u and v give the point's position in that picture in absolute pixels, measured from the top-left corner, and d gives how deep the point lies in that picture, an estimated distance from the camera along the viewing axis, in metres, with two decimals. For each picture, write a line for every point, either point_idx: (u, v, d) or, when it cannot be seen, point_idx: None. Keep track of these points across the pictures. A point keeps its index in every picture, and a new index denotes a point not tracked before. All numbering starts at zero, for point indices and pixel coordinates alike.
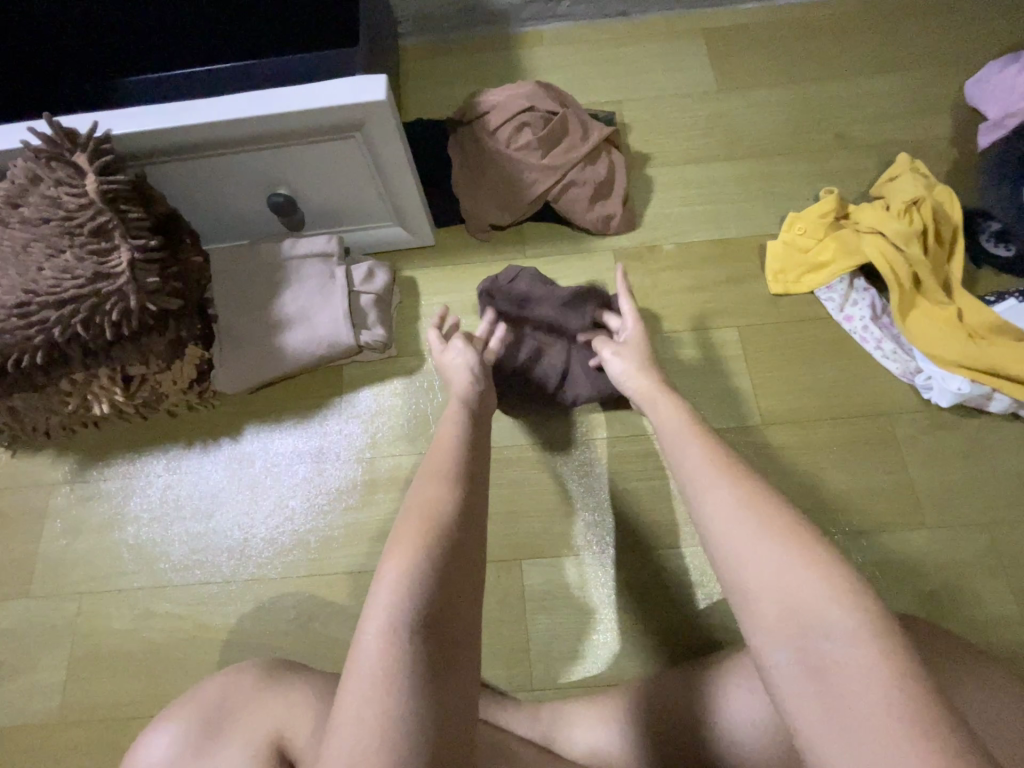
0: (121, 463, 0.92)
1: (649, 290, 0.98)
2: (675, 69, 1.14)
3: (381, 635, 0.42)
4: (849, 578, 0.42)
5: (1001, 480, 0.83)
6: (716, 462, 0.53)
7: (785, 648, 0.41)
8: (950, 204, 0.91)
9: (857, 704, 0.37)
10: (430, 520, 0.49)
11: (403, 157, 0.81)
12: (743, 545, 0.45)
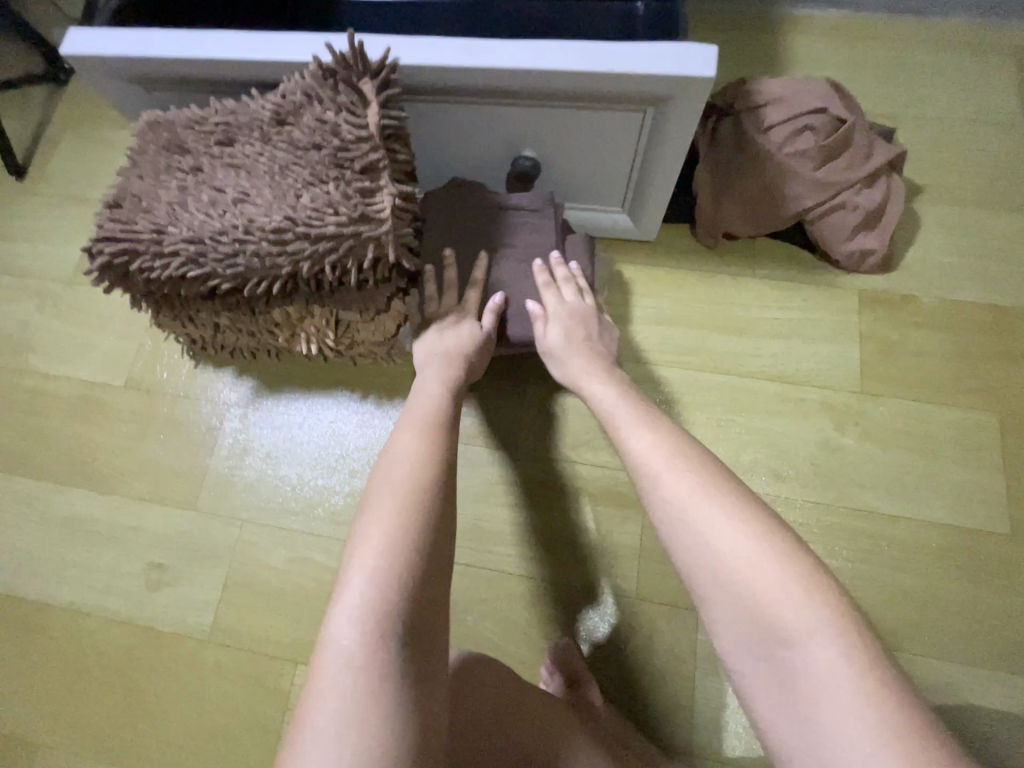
0: (294, 398, 0.91)
1: (896, 346, 0.84)
2: (971, 90, 0.97)
3: (360, 636, 0.43)
4: (801, 570, 0.43)
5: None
6: (670, 448, 0.54)
7: (751, 652, 0.43)
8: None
9: (824, 715, 0.38)
10: (405, 501, 0.50)
11: (683, 144, 0.71)
12: (705, 539, 0.47)
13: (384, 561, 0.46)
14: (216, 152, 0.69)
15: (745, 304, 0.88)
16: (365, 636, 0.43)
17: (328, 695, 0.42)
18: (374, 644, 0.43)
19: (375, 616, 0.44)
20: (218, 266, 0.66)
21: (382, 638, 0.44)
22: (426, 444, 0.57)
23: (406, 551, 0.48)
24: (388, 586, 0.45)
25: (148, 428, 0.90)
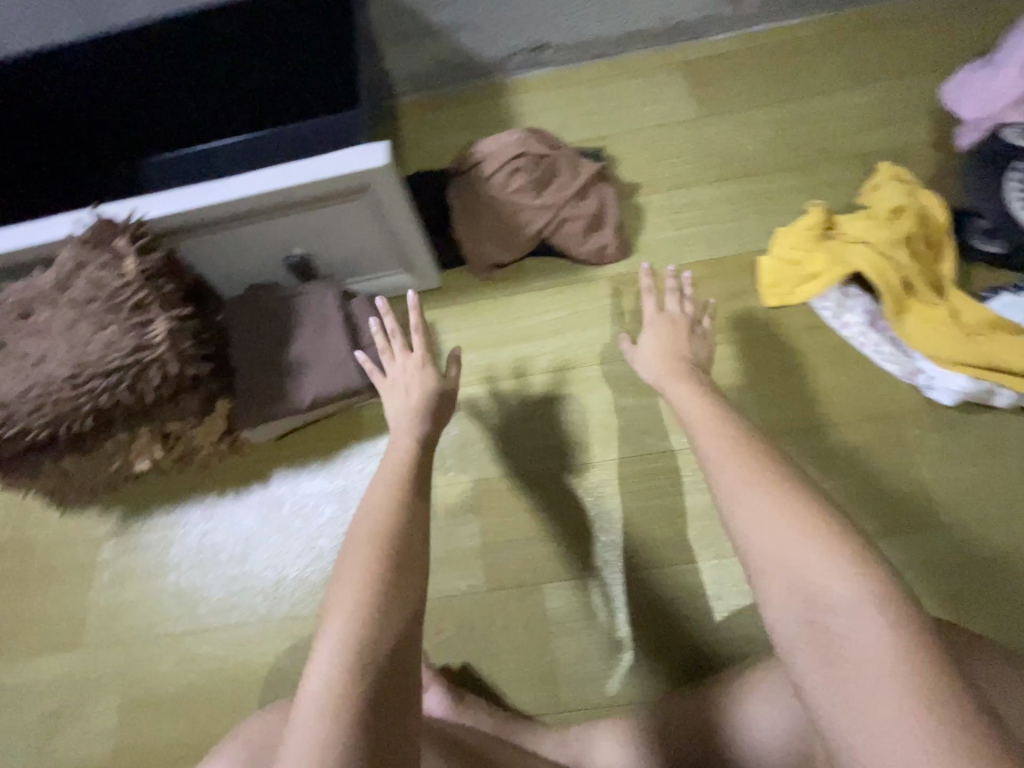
0: (161, 514, 0.98)
1: (647, 313, 1.02)
2: (657, 102, 1.21)
3: (342, 662, 0.42)
4: (863, 553, 0.43)
5: (1008, 481, 0.85)
6: (725, 442, 0.55)
7: (792, 625, 0.43)
8: (929, 205, 0.94)
9: (857, 680, 0.39)
10: (384, 539, 0.50)
11: (406, 210, 0.88)
12: (755, 522, 0.47)
13: (359, 594, 0.46)
14: (11, 327, 0.79)
15: (523, 315, 1.04)
16: (351, 664, 0.42)
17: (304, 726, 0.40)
18: (351, 674, 0.42)
19: (353, 645, 0.43)
20: (31, 419, 0.77)
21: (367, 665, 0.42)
22: (397, 489, 0.57)
23: (388, 579, 0.48)
24: (364, 615, 0.45)
25: (25, 584, 0.95)
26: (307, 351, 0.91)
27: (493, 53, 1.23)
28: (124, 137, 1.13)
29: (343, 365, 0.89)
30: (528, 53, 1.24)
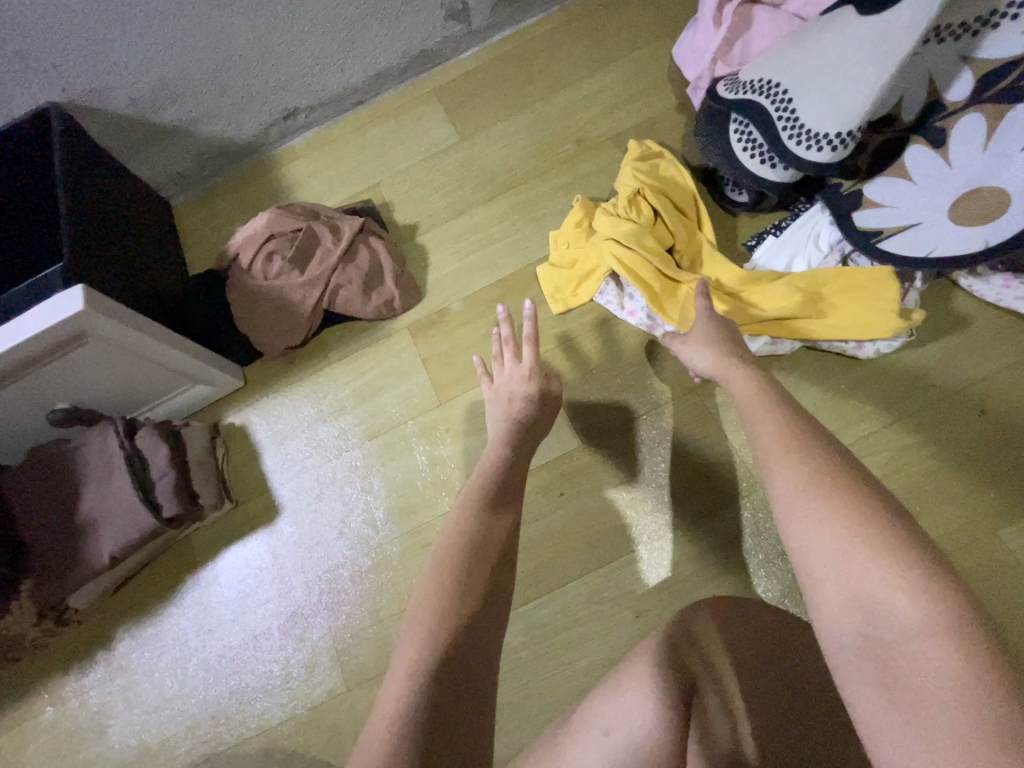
0: (4, 718, 0.90)
1: (449, 352, 1.00)
2: (419, 136, 1.20)
3: (421, 657, 0.47)
4: (927, 574, 0.40)
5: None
6: (782, 443, 0.52)
7: (845, 632, 0.42)
8: (669, 176, 0.98)
9: (925, 705, 0.37)
10: (457, 556, 0.56)
11: (146, 335, 0.84)
12: (813, 540, 0.44)
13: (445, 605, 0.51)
14: None
15: (332, 392, 1.02)
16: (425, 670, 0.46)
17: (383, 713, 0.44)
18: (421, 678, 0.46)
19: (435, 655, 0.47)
20: None
21: (432, 672, 0.46)
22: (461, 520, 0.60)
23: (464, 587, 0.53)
24: (441, 625, 0.50)
25: None
26: (97, 507, 0.86)
27: (246, 132, 1.21)
28: None
29: (133, 511, 0.84)
30: (283, 121, 1.22)
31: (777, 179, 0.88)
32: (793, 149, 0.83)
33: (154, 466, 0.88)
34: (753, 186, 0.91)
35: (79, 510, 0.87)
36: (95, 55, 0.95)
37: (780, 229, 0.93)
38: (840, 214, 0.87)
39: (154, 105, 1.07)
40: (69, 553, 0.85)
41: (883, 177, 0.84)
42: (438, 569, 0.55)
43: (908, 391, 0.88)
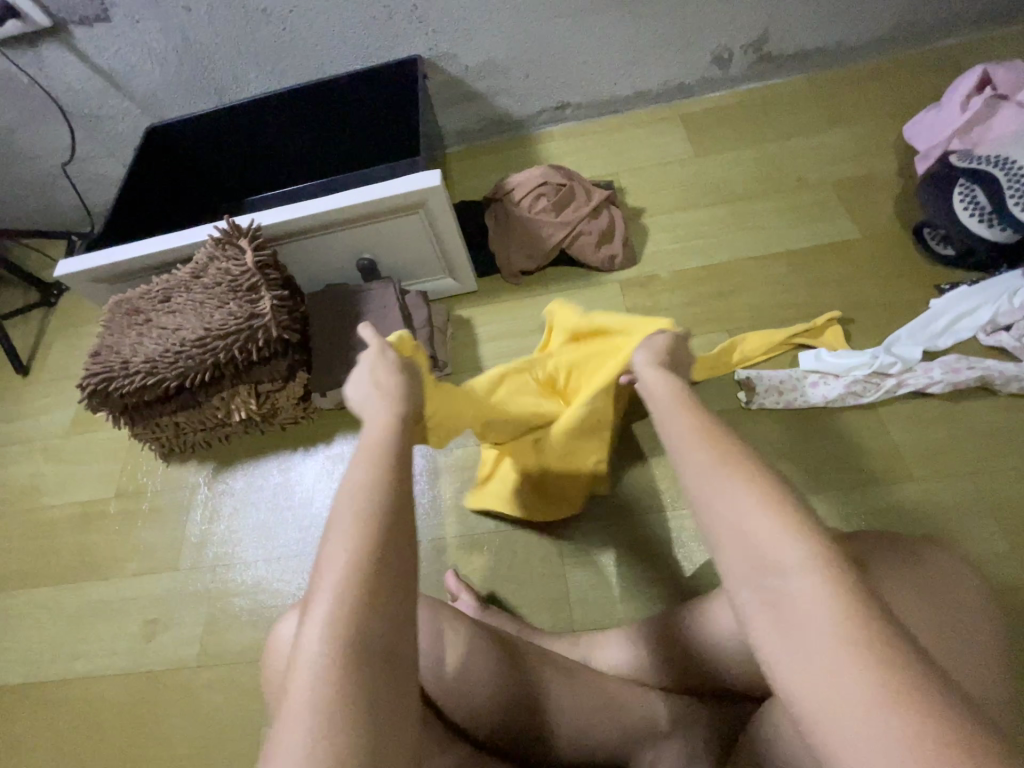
0: (245, 467, 1.18)
1: (650, 309, 1.21)
2: (660, 146, 1.46)
3: (327, 650, 0.41)
4: (808, 526, 0.42)
5: (969, 443, 0.94)
6: (688, 420, 0.53)
7: (747, 588, 0.42)
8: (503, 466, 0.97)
9: (818, 648, 0.38)
10: (357, 538, 0.46)
11: (451, 222, 1.13)
12: (713, 499, 0.46)
13: (347, 577, 0.44)
14: (159, 307, 1.06)
15: (545, 312, 1.25)
16: (335, 644, 0.41)
17: (296, 718, 0.39)
18: (340, 652, 0.41)
19: (342, 630, 0.41)
20: (166, 372, 1.02)
21: (352, 653, 0.41)
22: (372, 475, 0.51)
23: (367, 570, 0.44)
24: (352, 604, 0.43)
25: (135, 520, 1.16)
26: (371, 338, 1.14)
27: (524, 111, 1.53)
28: (237, 179, 1.44)
29: (401, 346, 1.12)
30: (553, 110, 1.53)
31: (992, 238, 1.02)
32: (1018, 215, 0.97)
33: (418, 323, 1.16)
34: (964, 241, 1.06)
35: (357, 337, 1.14)
36: (458, 28, 1.31)
37: (974, 283, 1.06)
38: None
39: (474, 74, 1.42)
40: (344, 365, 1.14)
41: None
42: (343, 558, 0.45)
43: None
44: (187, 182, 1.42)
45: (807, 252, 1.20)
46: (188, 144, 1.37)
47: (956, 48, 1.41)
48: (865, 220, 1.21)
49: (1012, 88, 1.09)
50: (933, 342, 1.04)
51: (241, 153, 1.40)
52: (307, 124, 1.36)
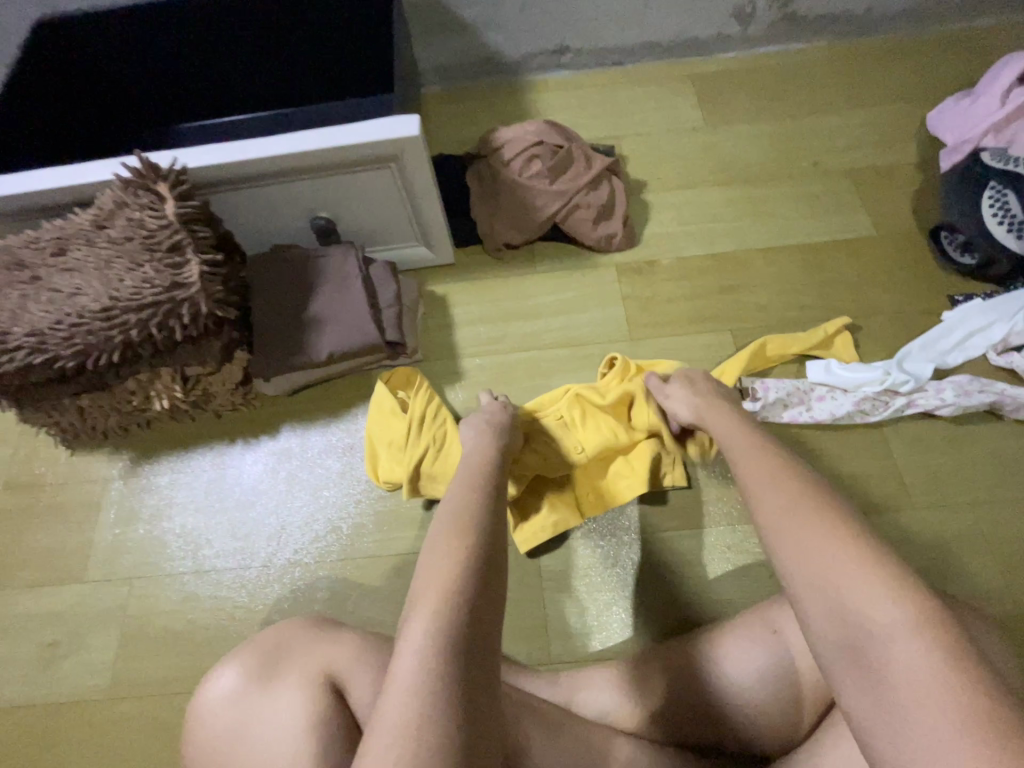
0: (171, 460, 1.00)
1: (648, 300, 1.08)
2: (666, 110, 1.29)
3: (430, 643, 0.47)
4: (895, 575, 0.43)
5: (972, 470, 0.90)
6: (767, 475, 0.55)
7: (828, 639, 0.44)
8: (538, 519, 0.88)
9: (914, 702, 0.39)
10: (458, 551, 0.55)
11: (429, 182, 0.94)
12: (800, 550, 0.47)
13: (449, 581, 0.52)
14: (49, 263, 0.83)
15: (531, 296, 1.10)
16: (437, 640, 0.47)
17: (399, 701, 0.44)
18: (441, 648, 0.47)
19: (445, 629, 0.48)
20: (60, 348, 0.81)
21: (452, 650, 0.47)
22: (472, 499, 0.63)
23: (468, 580, 0.52)
24: (454, 607, 0.50)
25: (31, 519, 0.97)
26: (328, 313, 0.95)
27: (517, 52, 1.31)
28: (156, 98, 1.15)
29: (363, 326, 0.93)
30: (550, 54, 1.32)
31: (1017, 250, 0.94)
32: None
33: (384, 298, 0.98)
34: (987, 251, 0.98)
35: (312, 310, 0.95)
36: None
37: (989, 298, 0.99)
38: None
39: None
40: (292, 342, 0.94)
41: None
42: (449, 564, 0.53)
43: None
44: (94, 101, 1.13)
45: (820, 248, 1.10)
46: (95, 50, 1.09)
47: (986, 31, 1.30)
48: (881, 217, 1.12)
49: None
50: (944, 358, 0.97)
51: (165, 66, 1.12)
52: (250, 41, 1.10)
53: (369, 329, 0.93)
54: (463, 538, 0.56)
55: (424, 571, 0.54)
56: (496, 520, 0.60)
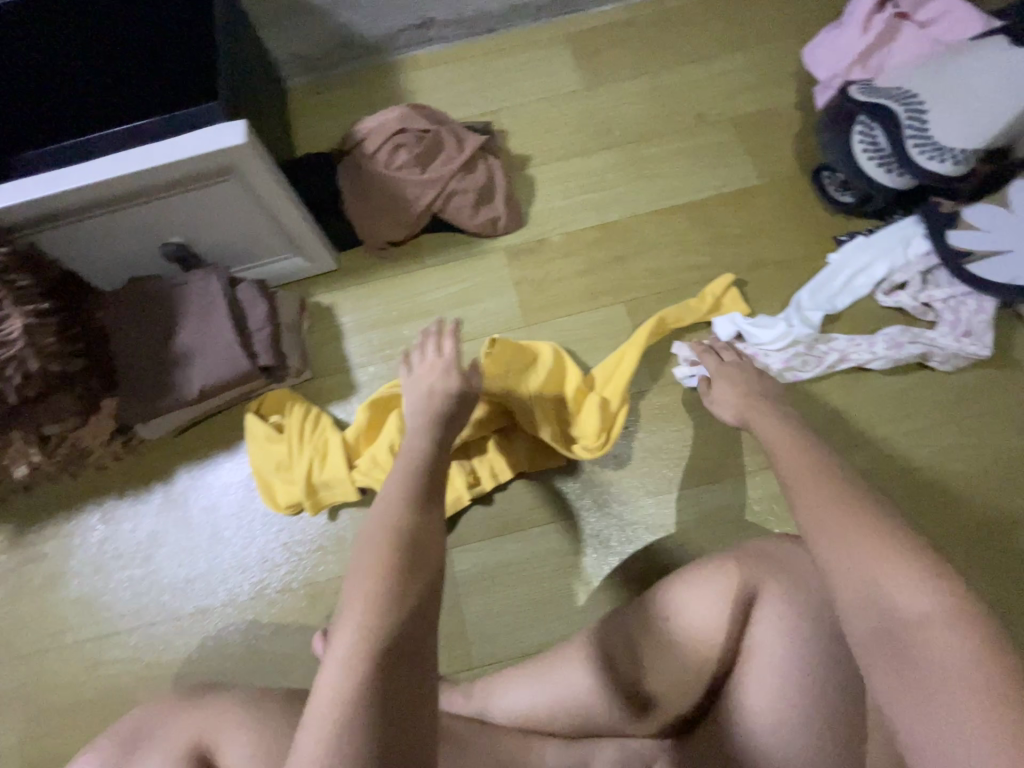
0: (54, 524, 0.93)
1: (541, 281, 1.04)
2: (543, 75, 1.23)
3: (352, 651, 0.42)
4: (932, 567, 0.43)
5: (854, 415, 0.94)
6: (799, 467, 0.55)
7: (856, 622, 0.44)
8: None
9: (943, 690, 0.38)
10: (390, 549, 0.49)
11: (279, 189, 0.86)
12: (831, 540, 0.47)
13: (378, 584, 0.47)
14: None
15: (421, 293, 1.05)
16: (361, 649, 0.42)
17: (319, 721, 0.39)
18: (365, 658, 0.42)
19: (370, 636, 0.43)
20: None
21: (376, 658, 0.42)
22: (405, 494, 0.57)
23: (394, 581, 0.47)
24: (383, 612, 0.45)
25: None
26: (195, 346, 0.88)
27: (377, 30, 1.22)
28: None
29: (233, 354, 0.87)
30: (414, 29, 1.24)
31: (891, 184, 0.94)
32: (917, 158, 0.88)
33: (256, 320, 0.91)
34: (864, 188, 0.97)
35: (177, 345, 0.88)
36: None
37: (872, 233, 0.99)
38: (935, 228, 0.94)
39: None
40: (161, 383, 0.87)
41: (985, 204, 0.91)
42: (375, 566, 0.48)
43: (956, 401, 0.94)
44: None
45: (708, 204, 1.08)
46: None
47: None
48: (765, 164, 1.10)
49: (912, 6, 0.99)
50: (832, 303, 0.98)
51: None
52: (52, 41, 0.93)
53: (238, 357, 0.87)
54: (391, 535, 0.51)
55: (352, 573, 0.49)
56: (431, 514, 0.55)
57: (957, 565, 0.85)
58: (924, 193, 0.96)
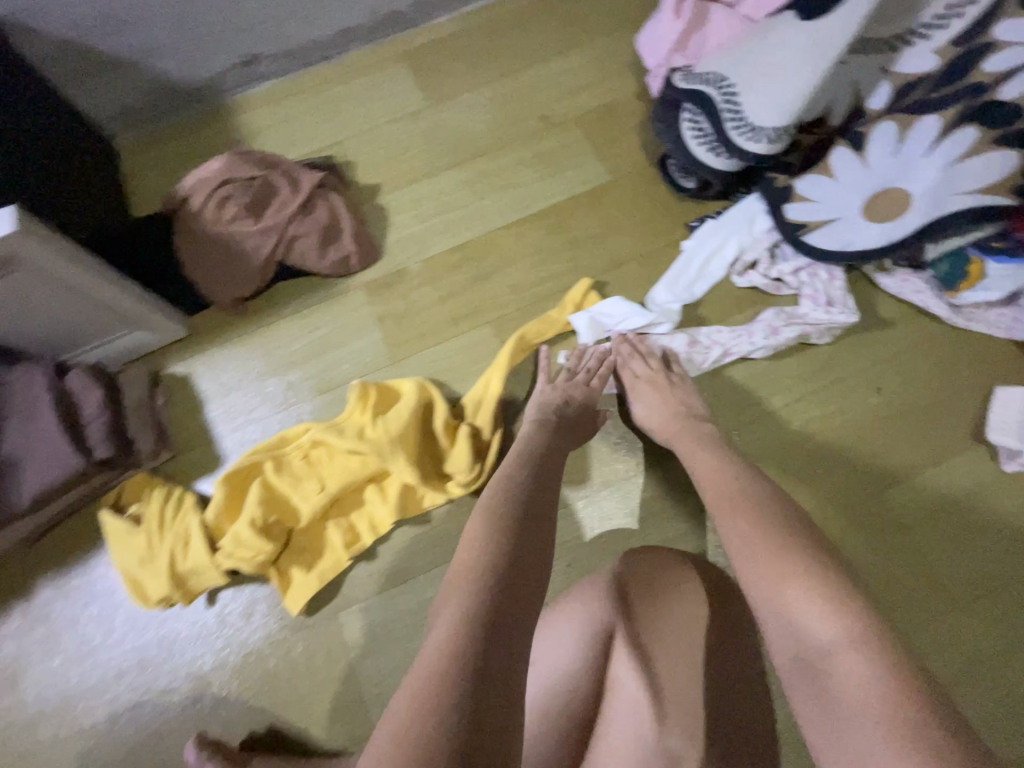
0: None
1: (403, 314, 1.01)
2: (385, 98, 1.19)
3: (455, 633, 0.45)
4: (838, 595, 0.50)
5: (724, 401, 0.93)
6: (732, 502, 0.63)
7: (778, 643, 0.51)
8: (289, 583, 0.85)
9: (850, 711, 0.43)
10: (492, 544, 0.54)
11: (80, 270, 0.79)
12: (752, 570, 0.55)
13: (480, 571, 0.51)
14: None
15: (281, 346, 1.00)
16: (463, 629, 0.45)
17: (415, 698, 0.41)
18: (467, 636, 0.45)
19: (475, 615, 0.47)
20: None
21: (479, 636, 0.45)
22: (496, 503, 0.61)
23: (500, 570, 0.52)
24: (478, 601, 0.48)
25: None
26: (24, 452, 0.81)
27: (201, 73, 1.15)
28: None
29: (65, 455, 0.80)
30: (242, 67, 1.17)
31: (721, 168, 0.94)
32: (736, 139, 0.89)
33: (90, 411, 0.84)
34: (699, 173, 0.98)
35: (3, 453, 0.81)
36: None
37: (719, 214, 1.00)
38: (772, 204, 0.94)
39: (95, 32, 1.01)
40: None
41: (812, 173, 0.90)
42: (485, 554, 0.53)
43: (824, 369, 0.93)
44: None
45: (561, 208, 1.06)
46: None
47: None
48: (613, 159, 1.10)
49: None
50: (690, 291, 0.97)
51: None
52: None
53: (70, 458, 0.80)
54: (498, 536, 0.55)
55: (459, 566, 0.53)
56: (539, 519, 0.60)
57: (834, 534, 0.88)
58: (759, 169, 0.96)
